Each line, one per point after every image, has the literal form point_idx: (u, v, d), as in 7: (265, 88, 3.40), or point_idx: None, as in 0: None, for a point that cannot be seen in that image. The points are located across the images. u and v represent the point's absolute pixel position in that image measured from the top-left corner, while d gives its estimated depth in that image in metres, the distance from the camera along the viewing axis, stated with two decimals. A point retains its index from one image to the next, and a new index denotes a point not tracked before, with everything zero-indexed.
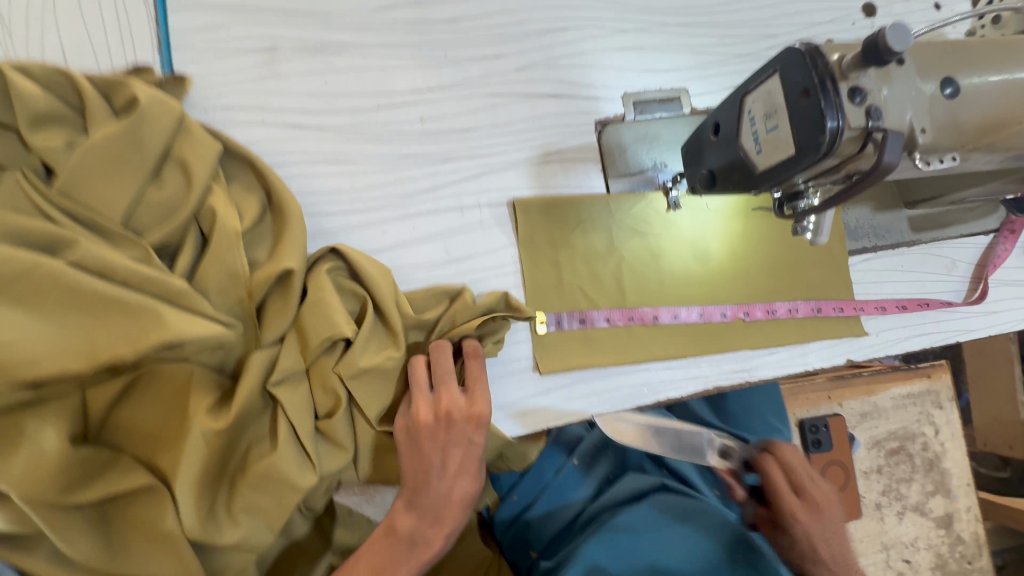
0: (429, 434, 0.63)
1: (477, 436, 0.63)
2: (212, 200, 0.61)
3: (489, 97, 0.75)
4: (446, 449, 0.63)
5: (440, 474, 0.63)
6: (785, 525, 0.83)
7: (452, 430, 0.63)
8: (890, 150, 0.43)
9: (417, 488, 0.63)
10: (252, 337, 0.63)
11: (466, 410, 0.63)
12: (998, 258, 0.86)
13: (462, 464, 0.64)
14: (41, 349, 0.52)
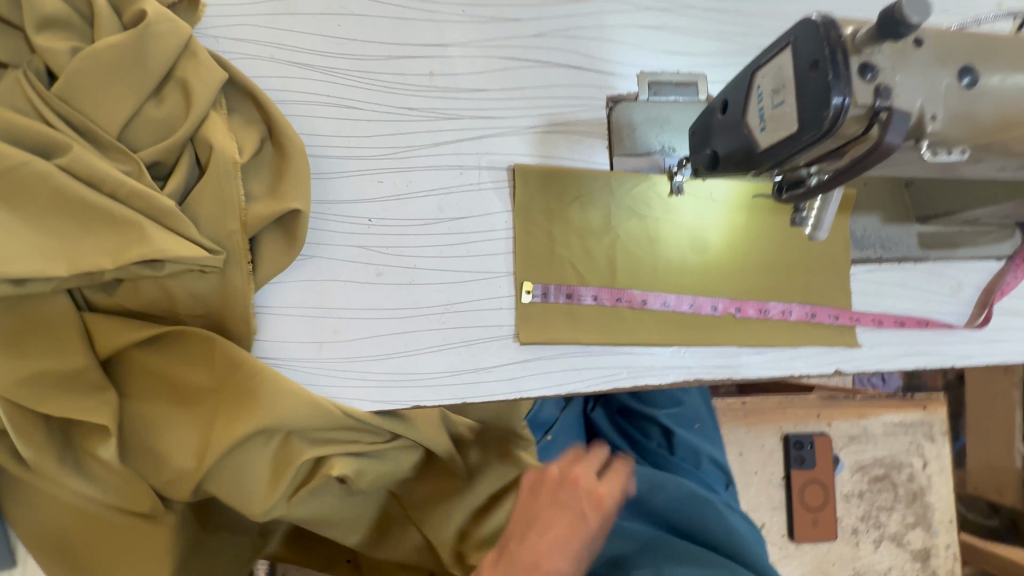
0: (551, 487, 0.65)
1: (590, 516, 0.63)
2: (211, 127, 0.61)
3: (502, 60, 0.74)
4: (556, 510, 0.64)
5: (534, 561, 0.61)
6: None
7: (570, 500, 0.64)
8: (894, 130, 0.41)
9: (517, 551, 0.62)
10: (233, 267, 0.62)
11: (591, 485, 0.64)
12: (1007, 285, 0.83)
13: (558, 566, 0.61)
14: (22, 247, 0.52)
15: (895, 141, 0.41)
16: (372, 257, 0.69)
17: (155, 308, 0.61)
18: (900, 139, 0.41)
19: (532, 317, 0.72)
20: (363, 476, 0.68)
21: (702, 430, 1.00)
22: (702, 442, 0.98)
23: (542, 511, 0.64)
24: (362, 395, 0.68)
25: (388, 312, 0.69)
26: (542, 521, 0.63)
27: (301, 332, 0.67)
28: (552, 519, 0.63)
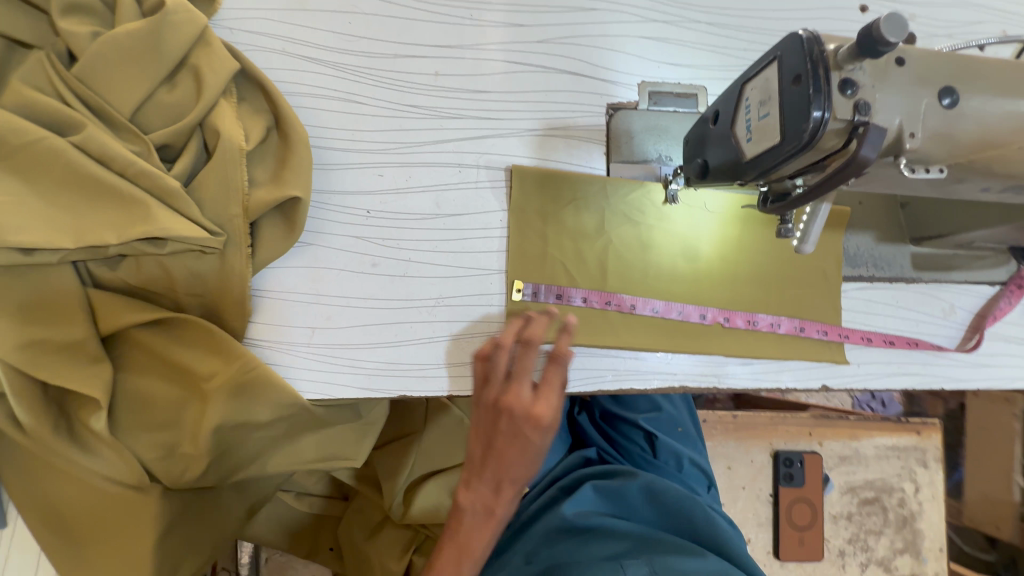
0: (492, 417, 0.64)
1: (534, 435, 0.62)
2: (220, 114, 0.63)
3: (506, 63, 0.76)
4: (500, 436, 0.63)
5: (498, 476, 0.64)
6: None
7: (512, 428, 0.62)
8: (870, 144, 0.41)
9: (480, 472, 0.64)
10: (233, 250, 0.64)
11: (526, 404, 0.62)
12: (1000, 311, 0.83)
13: (520, 475, 0.64)
14: (32, 219, 0.55)
15: (871, 154, 0.42)
16: (368, 248, 0.71)
17: (156, 287, 0.63)
18: (875, 153, 0.42)
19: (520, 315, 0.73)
20: (331, 451, 0.72)
21: (683, 434, 1.04)
22: (683, 445, 1.02)
23: (491, 440, 0.63)
24: (349, 381, 0.69)
25: (380, 302, 0.71)
26: (493, 448, 0.63)
27: (294, 317, 0.69)
28: (503, 447, 0.63)
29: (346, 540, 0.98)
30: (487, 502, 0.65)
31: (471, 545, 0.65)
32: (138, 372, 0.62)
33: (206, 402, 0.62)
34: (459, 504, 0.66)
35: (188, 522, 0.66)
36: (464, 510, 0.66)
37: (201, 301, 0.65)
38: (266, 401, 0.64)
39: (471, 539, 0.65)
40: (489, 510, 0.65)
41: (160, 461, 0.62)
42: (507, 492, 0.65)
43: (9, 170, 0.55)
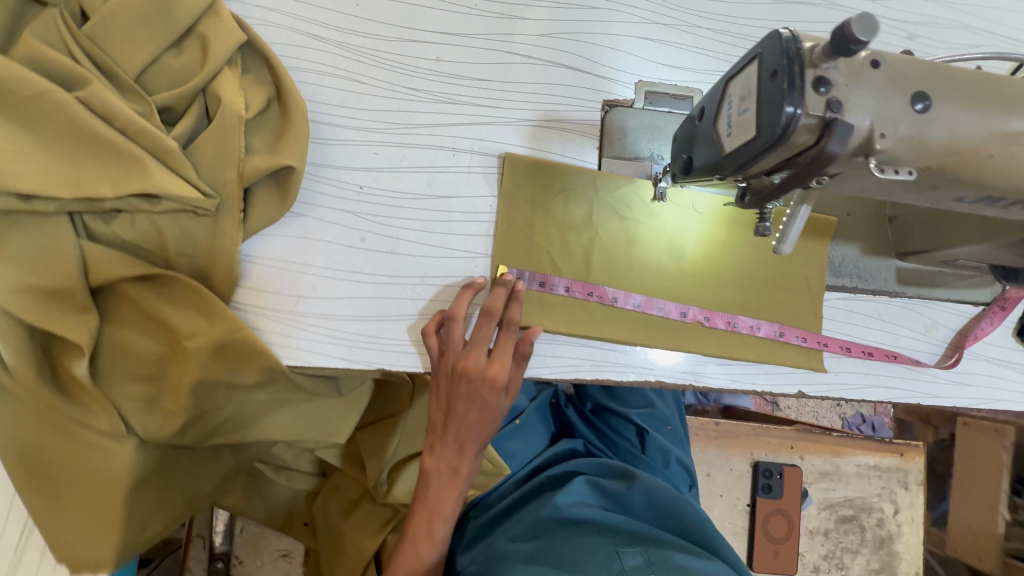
0: (453, 384, 0.71)
1: (491, 396, 0.70)
2: (222, 82, 0.65)
3: (506, 54, 0.78)
4: (462, 399, 0.71)
5: (459, 437, 0.73)
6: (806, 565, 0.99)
7: (471, 391, 0.70)
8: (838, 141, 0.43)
9: (443, 433, 0.73)
10: (225, 214, 0.66)
11: (483, 369, 0.70)
12: (981, 330, 0.83)
13: (479, 434, 0.73)
14: (33, 167, 0.57)
15: (837, 150, 0.44)
16: (359, 223, 0.73)
17: (147, 244, 0.64)
18: (842, 149, 0.44)
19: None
20: (313, 422, 0.76)
21: (671, 432, 1.07)
22: (672, 444, 1.04)
23: (451, 404, 0.72)
24: (331, 351, 0.71)
25: (367, 276, 0.73)
26: (454, 411, 0.71)
27: (281, 284, 0.70)
28: (462, 410, 0.71)
29: (319, 514, 1.00)
30: (451, 464, 0.74)
31: (441, 506, 0.75)
32: (123, 325, 0.64)
33: (187, 359, 0.64)
34: (429, 466, 0.74)
35: (161, 476, 0.68)
36: (434, 473, 0.74)
37: (191, 262, 0.66)
38: (249, 365, 0.66)
39: (439, 500, 0.75)
40: (455, 468, 0.74)
41: (138, 413, 0.64)
42: (469, 452, 0.74)
43: (15, 119, 0.57)
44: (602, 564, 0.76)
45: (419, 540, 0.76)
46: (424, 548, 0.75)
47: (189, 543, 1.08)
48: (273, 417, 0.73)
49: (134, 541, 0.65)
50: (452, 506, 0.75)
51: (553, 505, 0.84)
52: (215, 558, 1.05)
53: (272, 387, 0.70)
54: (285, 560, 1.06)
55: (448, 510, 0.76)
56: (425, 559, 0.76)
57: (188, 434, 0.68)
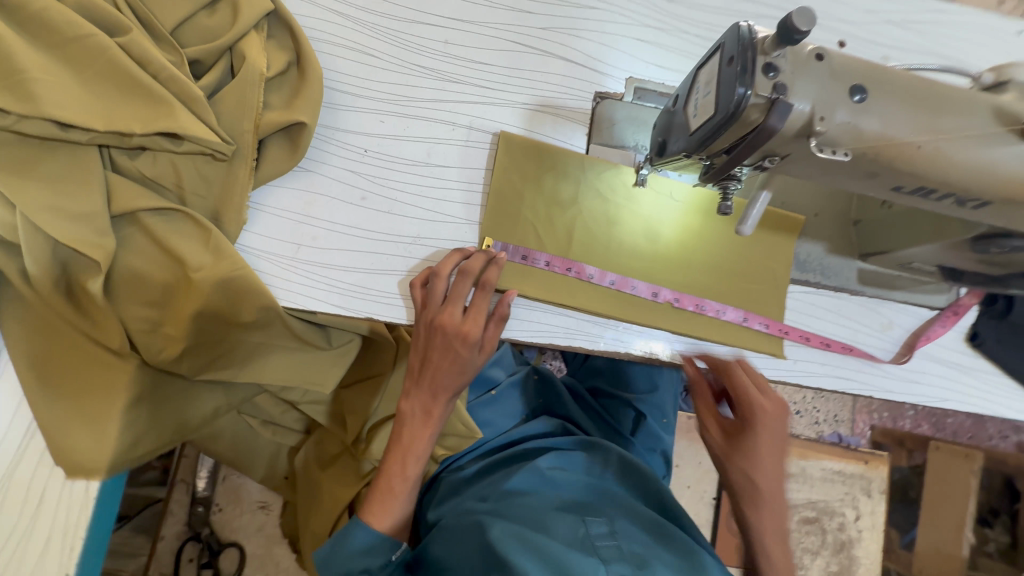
0: (429, 335, 0.76)
1: (464, 350, 0.76)
2: (248, 43, 0.72)
3: (509, 42, 0.85)
4: (436, 349, 0.76)
5: (433, 384, 0.78)
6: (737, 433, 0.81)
7: (445, 343, 0.76)
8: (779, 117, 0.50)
9: (419, 379, 0.79)
10: (240, 162, 0.72)
11: (458, 325, 0.75)
12: (933, 333, 0.88)
13: (451, 384, 0.78)
14: (71, 99, 0.63)
15: (779, 126, 0.51)
16: (361, 183, 0.79)
17: (166, 182, 0.71)
18: (782, 124, 0.51)
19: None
20: (301, 367, 0.81)
21: (664, 424, 1.12)
22: (662, 434, 1.10)
23: (427, 352, 0.77)
24: (325, 297, 0.77)
25: (364, 232, 0.79)
26: (430, 360, 0.77)
27: (285, 232, 0.77)
28: (436, 359, 0.77)
29: (300, 465, 1.05)
30: (424, 408, 0.79)
31: (414, 446, 0.80)
32: (135, 254, 0.69)
33: (191, 289, 0.69)
34: (404, 409, 0.80)
35: (155, 399, 0.73)
36: (408, 415, 0.80)
37: (204, 202, 0.72)
38: (247, 302, 0.72)
39: (413, 439, 0.80)
40: (428, 412, 0.79)
41: (143, 335, 0.70)
42: (441, 398, 0.79)
43: (60, 56, 0.64)
44: (568, 527, 0.76)
45: (392, 474, 0.79)
46: (397, 482, 0.79)
47: (171, 489, 1.12)
48: (264, 360, 0.78)
49: (125, 456, 0.70)
50: (424, 447, 0.80)
51: (524, 476, 0.87)
52: (196, 503, 1.09)
53: (266, 328, 0.76)
54: (263, 511, 1.13)
55: (422, 451, 0.80)
56: (399, 495, 0.80)
57: (183, 364, 0.73)
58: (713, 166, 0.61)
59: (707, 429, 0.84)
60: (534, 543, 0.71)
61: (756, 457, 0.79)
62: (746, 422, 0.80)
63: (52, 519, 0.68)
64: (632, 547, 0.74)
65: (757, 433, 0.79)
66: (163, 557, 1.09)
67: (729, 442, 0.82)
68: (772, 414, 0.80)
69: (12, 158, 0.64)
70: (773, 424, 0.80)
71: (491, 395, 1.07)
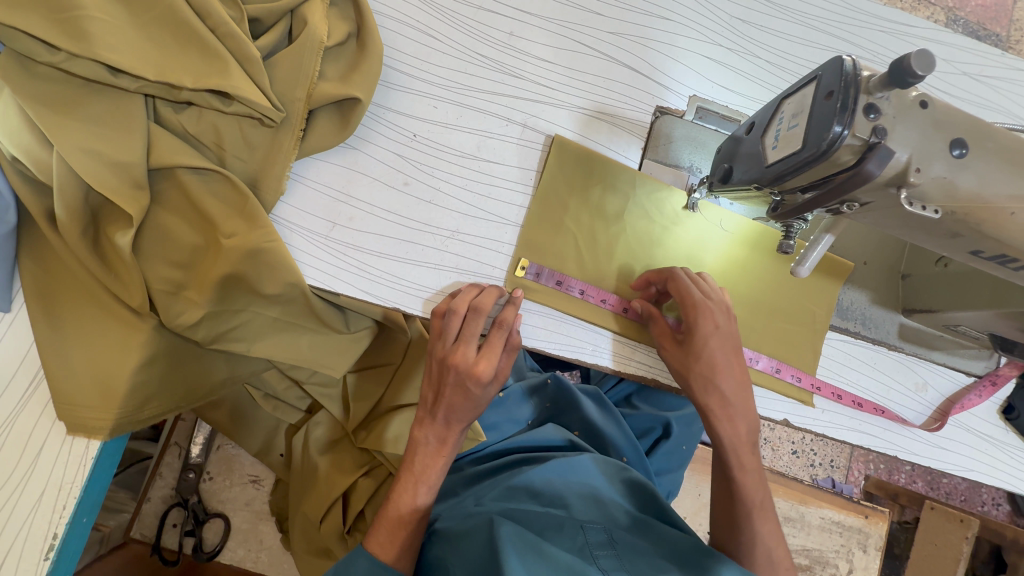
0: (446, 371, 0.72)
1: (477, 389, 0.71)
2: (311, 7, 0.68)
3: (575, 43, 0.81)
4: (450, 386, 0.72)
5: (447, 416, 0.73)
6: (691, 341, 0.74)
7: (457, 381, 0.71)
8: (877, 161, 0.48)
9: (431, 410, 0.74)
10: (289, 131, 0.69)
11: (472, 363, 0.71)
12: (968, 401, 0.86)
13: (465, 419, 0.74)
14: (121, 41, 0.60)
15: (875, 171, 0.49)
16: (405, 167, 0.77)
17: (207, 142, 0.68)
18: (879, 170, 0.49)
19: (520, 286, 0.77)
20: (315, 349, 0.78)
21: (682, 453, 1.08)
22: (673, 462, 1.07)
23: (441, 387, 0.73)
24: (353, 280, 0.74)
25: (402, 219, 0.76)
26: (442, 394, 0.73)
27: (322, 208, 0.74)
28: (449, 395, 0.72)
29: (299, 447, 1.01)
30: (438, 436, 0.74)
31: (426, 474, 0.74)
32: (167, 212, 0.67)
33: (218, 256, 0.67)
34: (416, 438, 0.75)
35: (167, 362, 0.70)
36: (419, 444, 0.75)
37: (243, 166, 0.69)
38: (273, 276, 0.69)
39: (426, 469, 0.74)
40: (441, 443, 0.74)
41: (162, 295, 0.67)
42: (455, 428, 0.74)
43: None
44: (566, 535, 0.73)
45: (401, 501, 0.72)
46: (407, 510, 0.72)
47: (163, 452, 1.11)
48: (279, 338, 0.75)
49: (130, 416, 0.68)
50: (438, 476, 0.74)
51: (525, 474, 0.83)
52: (187, 469, 1.07)
53: (288, 304, 0.73)
54: (254, 485, 1.10)
55: (434, 479, 0.74)
56: (409, 523, 0.72)
57: (200, 329, 0.69)
58: (787, 203, 0.59)
59: (663, 344, 0.76)
60: (533, 545, 0.67)
61: (712, 363, 0.73)
62: (695, 330, 0.73)
63: (48, 471, 0.66)
64: (633, 562, 0.69)
65: (709, 339, 0.73)
66: (145, 519, 1.09)
67: (684, 351, 0.74)
68: (721, 322, 0.74)
69: (54, 95, 0.61)
70: (723, 330, 0.73)
71: (498, 396, 1.05)
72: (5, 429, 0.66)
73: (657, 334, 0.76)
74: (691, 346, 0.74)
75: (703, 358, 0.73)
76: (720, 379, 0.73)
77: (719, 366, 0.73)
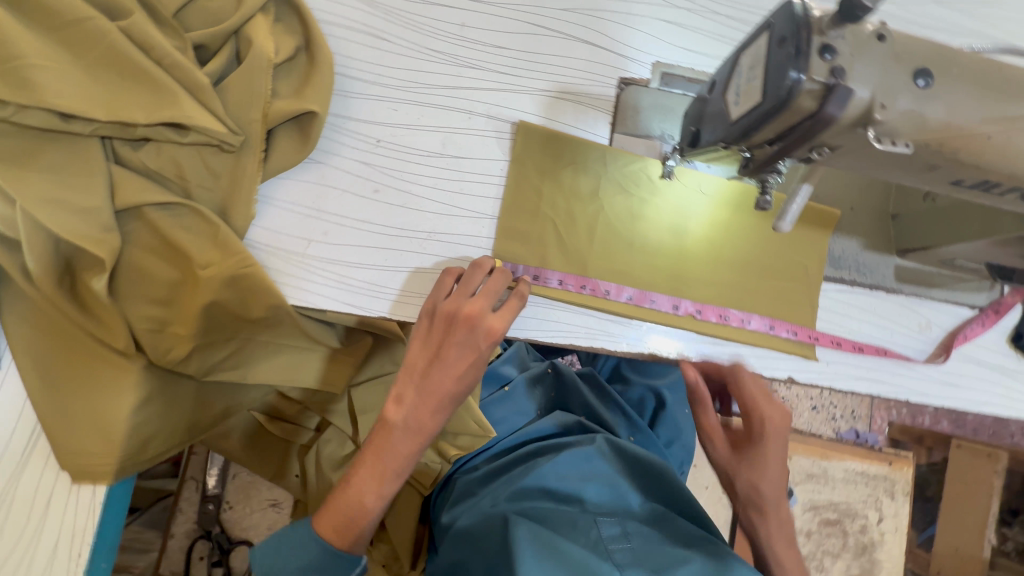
0: (455, 327, 0.69)
1: (484, 350, 0.69)
2: (256, 26, 0.67)
3: (529, 26, 0.80)
4: (458, 342, 0.69)
5: (438, 385, 0.69)
6: (750, 442, 0.80)
7: (467, 336, 0.68)
8: (834, 102, 0.47)
9: (424, 376, 0.69)
10: (250, 154, 0.68)
11: (490, 318, 0.68)
12: (971, 332, 0.84)
13: (458, 389, 0.70)
14: (68, 88, 0.60)
15: (836, 113, 0.48)
16: (374, 174, 0.76)
17: (171, 176, 0.67)
18: (841, 112, 0.47)
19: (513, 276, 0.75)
20: (311, 369, 0.78)
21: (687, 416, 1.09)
22: (681, 428, 1.08)
23: (442, 346, 0.69)
24: (335, 295, 0.74)
25: (376, 226, 0.75)
26: (442, 354, 0.69)
27: (295, 226, 0.74)
28: (452, 355, 0.69)
29: (313, 467, 1.00)
30: (421, 408, 0.69)
31: (396, 453, 0.70)
32: (139, 251, 0.67)
33: (196, 289, 0.67)
34: (400, 397, 0.70)
35: (163, 400, 0.70)
36: (401, 404, 0.70)
37: (210, 196, 0.69)
38: (256, 302, 0.69)
39: (398, 444, 0.70)
40: (419, 418, 0.70)
41: (146, 335, 0.67)
42: (442, 405, 0.70)
43: (56, 42, 0.60)
44: (580, 530, 0.73)
45: (366, 486, 0.70)
46: (372, 495, 0.69)
47: (181, 487, 1.12)
48: (274, 359, 0.75)
49: (133, 458, 0.68)
50: (411, 456, 0.70)
51: (538, 471, 0.81)
52: (207, 501, 1.09)
53: (275, 328, 0.73)
54: (274, 509, 1.11)
55: (404, 463, 0.70)
56: (368, 508, 0.70)
57: (190, 364, 0.70)
58: (757, 158, 0.57)
59: (715, 443, 0.82)
60: (548, 543, 0.67)
61: (762, 463, 0.79)
62: (756, 433, 0.79)
63: (60, 523, 0.67)
64: (650, 555, 0.70)
65: (766, 439, 0.78)
66: (173, 555, 1.09)
67: (739, 454, 0.81)
68: (779, 423, 0.79)
69: (12, 151, 0.61)
70: (779, 432, 0.79)
71: (503, 393, 1.03)
72: (12, 487, 0.67)
73: (704, 428, 0.82)
74: (742, 446, 0.81)
75: (755, 464, 0.79)
76: (769, 487, 0.79)
77: (774, 475, 0.79)
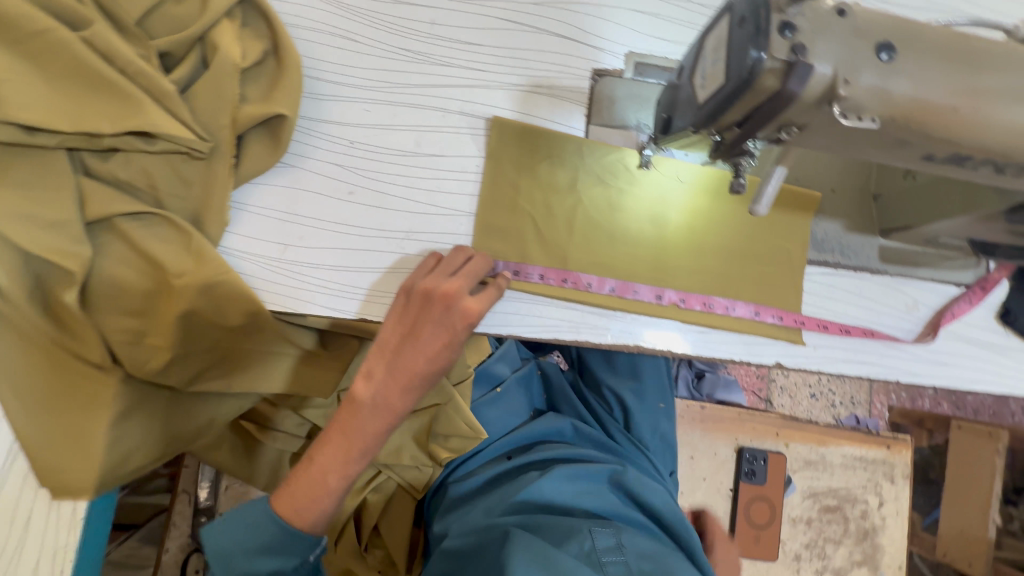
0: (431, 306, 0.68)
1: (459, 332, 0.68)
2: (221, 30, 0.66)
3: (499, 20, 0.79)
4: (432, 321, 0.68)
5: (409, 365, 0.68)
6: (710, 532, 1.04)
7: (442, 315, 0.68)
8: (796, 79, 0.46)
9: (395, 354, 0.68)
10: (221, 160, 0.68)
11: (467, 299, 0.68)
12: (958, 309, 0.83)
13: (430, 370, 0.68)
14: (31, 100, 0.59)
15: (798, 90, 0.47)
16: (348, 176, 0.75)
17: (141, 185, 0.66)
18: (802, 88, 0.47)
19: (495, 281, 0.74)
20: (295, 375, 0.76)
21: (663, 411, 1.01)
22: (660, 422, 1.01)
23: (416, 325, 0.68)
24: (313, 299, 0.73)
25: (352, 227, 0.75)
26: (416, 333, 0.68)
27: (270, 231, 0.73)
28: (426, 335, 0.68)
29: None
30: (390, 388, 0.68)
31: (361, 432, 0.68)
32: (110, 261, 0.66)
33: (171, 298, 0.66)
34: (368, 374, 0.69)
35: (144, 411, 0.70)
36: (369, 381, 0.68)
37: (182, 204, 0.68)
38: (233, 309, 0.68)
39: (364, 423, 0.68)
40: (386, 398, 0.68)
41: (122, 347, 0.66)
42: (412, 388, 0.68)
43: (16, 55, 0.59)
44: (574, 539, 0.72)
45: (330, 461, 0.68)
46: (336, 470, 0.67)
47: (173, 501, 1.11)
48: (253, 366, 0.73)
49: (115, 472, 0.68)
50: (377, 437, 0.69)
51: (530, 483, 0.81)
52: (201, 512, 1.11)
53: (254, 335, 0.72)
54: None
55: (368, 443, 0.68)
56: (329, 484, 0.68)
57: (170, 375, 0.69)
58: (726, 141, 0.57)
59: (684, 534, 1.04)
60: (541, 557, 0.66)
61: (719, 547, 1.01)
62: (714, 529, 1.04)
63: (43, 536, 0.67)
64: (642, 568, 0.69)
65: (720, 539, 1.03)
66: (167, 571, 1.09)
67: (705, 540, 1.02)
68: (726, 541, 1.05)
69: None
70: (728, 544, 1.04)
71: (496, 393, 1.01)
72: None
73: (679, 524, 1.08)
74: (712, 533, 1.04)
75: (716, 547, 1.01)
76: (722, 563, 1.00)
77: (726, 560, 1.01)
